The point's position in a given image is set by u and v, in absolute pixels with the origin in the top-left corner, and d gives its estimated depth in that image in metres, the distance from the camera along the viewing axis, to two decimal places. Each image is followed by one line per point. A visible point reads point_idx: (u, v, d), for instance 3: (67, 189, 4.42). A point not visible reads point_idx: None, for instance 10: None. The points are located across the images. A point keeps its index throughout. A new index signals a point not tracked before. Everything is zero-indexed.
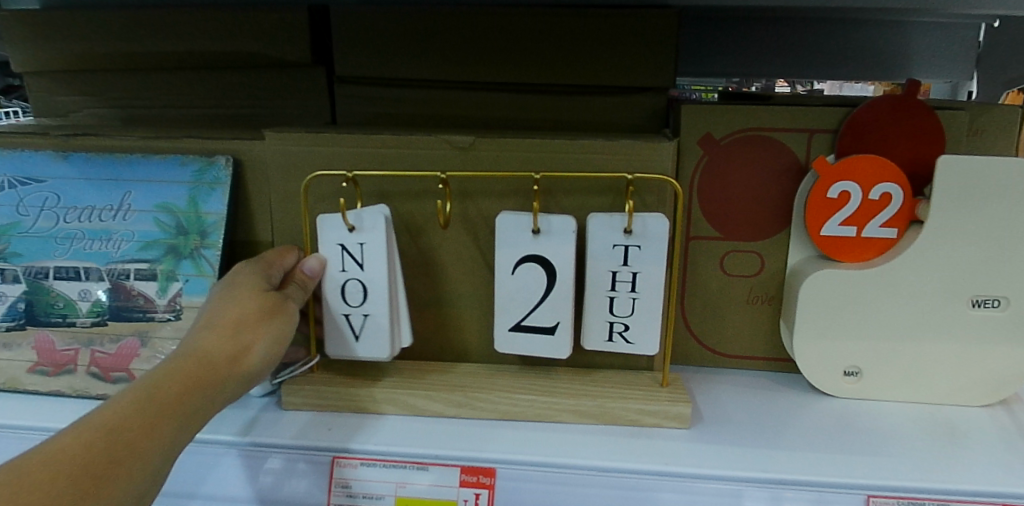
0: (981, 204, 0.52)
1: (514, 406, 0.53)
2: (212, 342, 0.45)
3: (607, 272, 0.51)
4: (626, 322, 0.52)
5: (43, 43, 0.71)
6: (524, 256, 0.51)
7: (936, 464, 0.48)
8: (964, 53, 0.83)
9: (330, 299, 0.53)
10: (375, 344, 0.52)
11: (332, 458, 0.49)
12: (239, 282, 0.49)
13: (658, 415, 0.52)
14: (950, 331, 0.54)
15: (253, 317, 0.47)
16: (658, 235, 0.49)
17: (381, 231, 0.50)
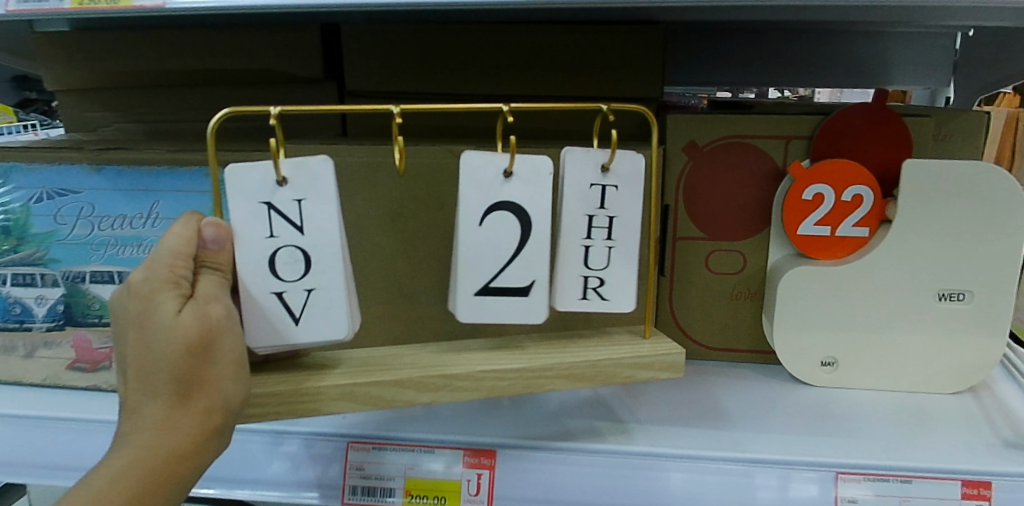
0: (942, 203, 0.57)
1: (500, 382, 0.45)
2: (172, 408, 0.37)
3: (584, 218, 0.44)
4: (601, 276, 0.46)
5: (76, 64, 0.77)
6: (495, 204, 0.42)
7: (902, 445, 0.52)
8: (942, 61, 0.87)
9: (256, 275, 0.40)
10: (323, 324, 0.41)
11: (348, 442, 0.53)
12: (155, 314, 0.37)
13: (649, 368, 0.46)
14: (919, 323, 0.59)
15: (202, 362, 0.37)
16: (638, 176, 0.44)
17: (327, 183, 0.39)
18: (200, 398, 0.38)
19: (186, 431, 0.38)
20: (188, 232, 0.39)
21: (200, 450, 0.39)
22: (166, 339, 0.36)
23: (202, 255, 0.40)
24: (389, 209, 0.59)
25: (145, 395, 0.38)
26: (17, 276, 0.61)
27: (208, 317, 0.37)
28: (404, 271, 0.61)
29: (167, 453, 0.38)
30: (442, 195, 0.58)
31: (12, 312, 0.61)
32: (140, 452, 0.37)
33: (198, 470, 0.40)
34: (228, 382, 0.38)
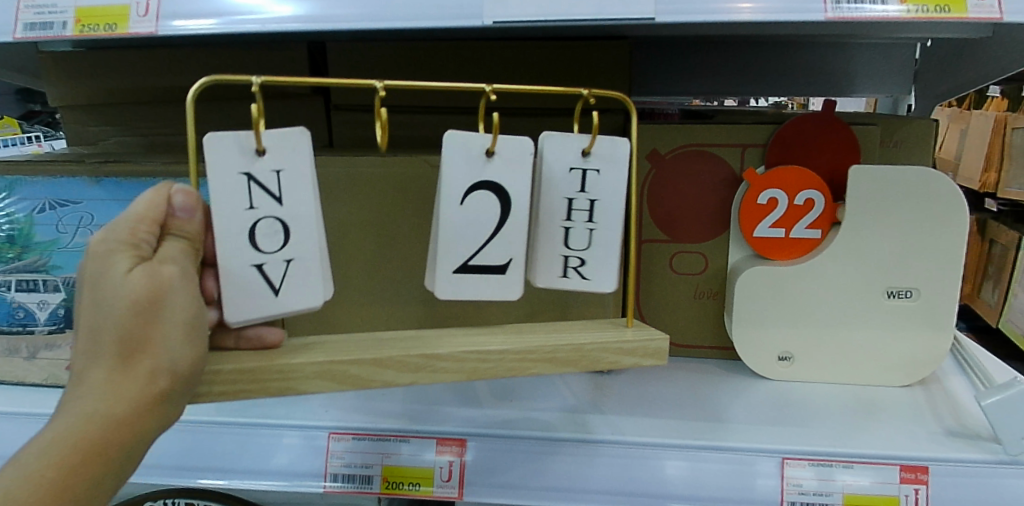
0: (889, 206, 0.60)
1: (484, 364, 0.44)
2: (114, 374, 0.35)
3: (564, 201, 0.46)
4: (582, 256, 0.47)
5: (77, 81, 0.81)
6: (474, 184, 0.43)
7: (848, 433, 0.55)
8: (904, 70, 0.91)
9: (234, 247, 0.40)
10: (303, 292, 0.42)
11: (327, 434, 0.57)
12: (107, 272, 0.35)
13: (635, 354, 0.46)
14: (869, 319, 0.62)
15: (150, 325, 0.35)
16: (621, 156, 0.46)
17: (305, 154, 0.41)
18: (145, 365, 0.36)
19: (127, 400, 0.35)
20: (158, 197, 0.38)
21: (143, 423, 0.36)
22: (115, 299, 0.35)
23: (171, 221, 0.39)
24: (370, 216, 0.63)
25: (89, 359, 0.36)
26: (21, 282, 0.65)
27: (161, 279, 0.36)
28: (387, 273, 0.65)
29: (106, 424, 0.35)
30: (419, 202, 0.62)
31: (16, 316, 0.65)
32: (78, 421, 0.35)
33: (141, 447, 0.37)
34: (177, 347, 0.36)
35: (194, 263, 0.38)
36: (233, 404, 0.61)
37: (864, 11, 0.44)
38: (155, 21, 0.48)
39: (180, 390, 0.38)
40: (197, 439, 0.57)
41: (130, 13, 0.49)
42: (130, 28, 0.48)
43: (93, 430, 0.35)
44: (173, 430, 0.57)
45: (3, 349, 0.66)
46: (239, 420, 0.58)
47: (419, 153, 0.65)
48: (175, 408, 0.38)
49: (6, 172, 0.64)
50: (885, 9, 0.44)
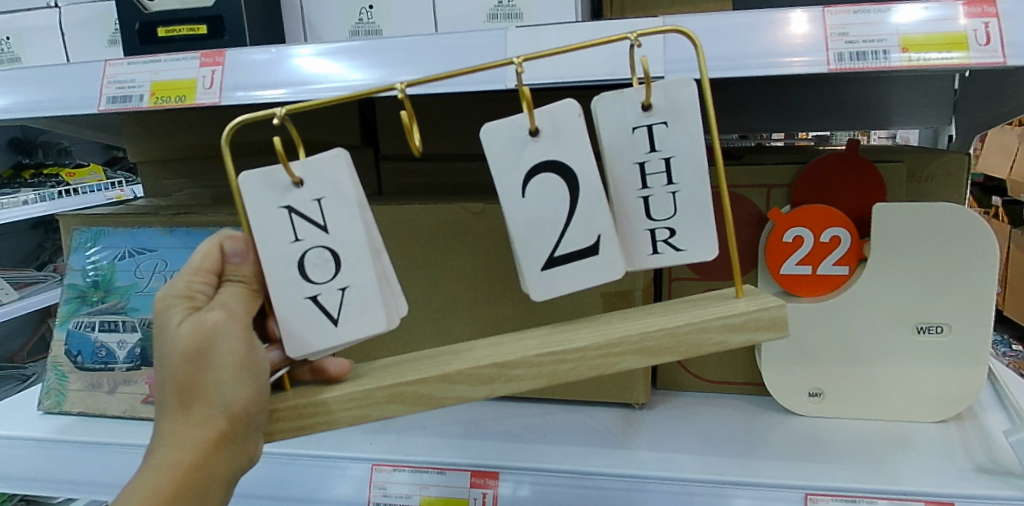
0: (912, 240, 0.61)
1: (561, 365, 0.40)
2: (178, 419, 0.39)
3: (634, 166, 0.41)
4: (670, 226, 0.42)
5: (157, 139, 0.90)
6: (532, 169, 0.40)
7: (876, 470, 0.56)
8: (941, 101, 0.89)
9: (286, 282, 0.41)
10: (360, 321, 0.41)
11: (371, 465, 0.61)
12: (165, 326, 0.39)
13: (745, 330, 0.40)
14: (898, 354, 0.63)
15: (200, 370, 0.38)
16: (686, 102, 0.40)
17: (346, 179, 0.40)
18: (200, 408, 0.39)
19: (191, 441, 0.39)
20: (212, 249, 0.42)
21: (210, 463, 0.40)
22: (169, 349, 0.38)
23: (226, 269, 0.42)
24: (411, 259, 0.69)
25: (162, 405, 0.40)
26: (104, 322, 0.72)
27: (205, 325, 0.38)
28: (429, 312, 0.70)
29: (176, 464, 0.39)
30: (457, 246, 0.67)
31: (98, 354, 0.72)
32: (155, 462, 0.39)
33: (218, 485, 0.41)
34: (226, 386, 0.39)
35: (245, 305, 0.41)
36: (289, 437, 0.66)
37: (867, 62, 0.47)
38: (218, 93, 0.55)
39: (242, 429, 0.40)
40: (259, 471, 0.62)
41: (197, 86, 0.55)
42: (197, 99, 0.55)
43: (167, 470, 0.39)
44: None
45: (86, 384, 0.72)
46: (294, 451, 0.63)
47: (457, 199, 0.70)
48: (241, 445, 0.41)
49: (94, 225, 0.74)
50: (885, 59, 0.47)
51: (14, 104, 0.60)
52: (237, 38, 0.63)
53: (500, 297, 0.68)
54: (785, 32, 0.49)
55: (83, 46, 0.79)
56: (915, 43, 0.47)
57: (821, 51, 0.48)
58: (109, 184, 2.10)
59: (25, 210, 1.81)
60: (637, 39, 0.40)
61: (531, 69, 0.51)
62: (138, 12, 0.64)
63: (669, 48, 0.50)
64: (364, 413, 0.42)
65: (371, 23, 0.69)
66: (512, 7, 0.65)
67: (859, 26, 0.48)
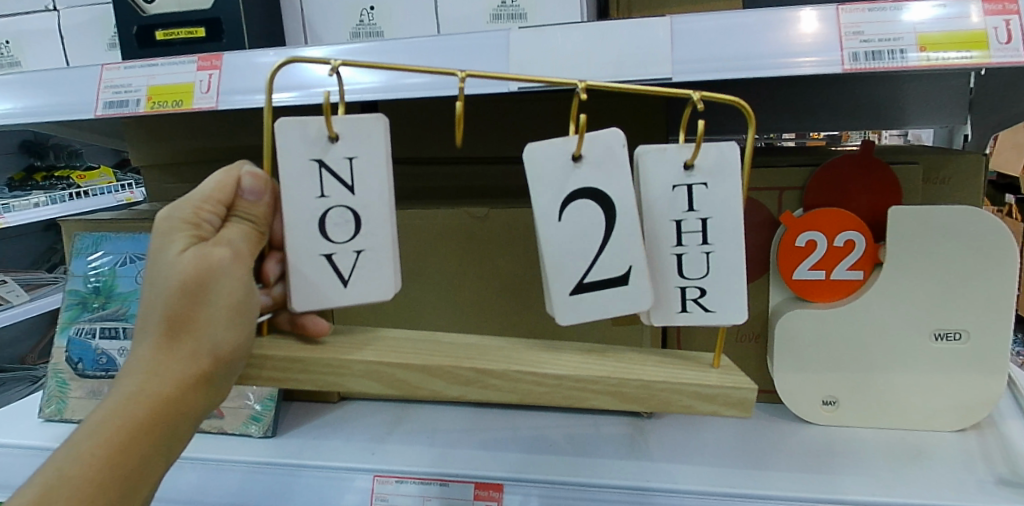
0: (933, 243, 0.59)
1: (538, 387, 0.41)
2: (164, 349, 0.38)
3: (671, 223, 0.40)
4: (701, 286, 0.41)
5: (160, 143, 0.90)
6: (570, 195, 0.39)
7: (891, 481, 0.54)
8: (956, 100, 0.87)
9: (304, 238, 0.40)
10: (371, 286, 0.41)
11: (372, 476, 0.60)
12: (166, 249, 0.38)
13: (713, 402, 0.40)
14: (918, 361, 0.61)
15: (196, 303, 0.37)
16: (731, 167, 0.39)
17: (376, 141, 0.39)
18: (190, 342, 0.38)
19: (175, 374, 0.38)
20: (227, 180, 0.40)
21: (186, 401, 0.38)
22: (170, 275, 0.37)
23: (237, 204, 0.41)
24: (414, 263, 0.67)
25: (143, 333, 0.38)
26: (104, 329, 0.71)
27: (210, 259, 0.38)
28: (431, 318, 0.68)
29: (152, 397, 0.37)
30: (461, 251, 0.66)
31: (99, 361, 0.71)
32: (128, 392, 0.37)
33: (186, 425, 0.39)
34: (222, 325, 0.38)
35: (248, 246, 0.40)
36: (292, 445, 0.65)
37: (883, 62, 0.45)
38: (215, 98, 0.54)
39: (223, 371, 0.40)
40: (263, 480, 0.62)
41: (194, 91, 0.54)
42: (194, 104, 0.54)
43: (140, 403, 0.37)
44: (245, 470, 0.63)
45: (87, 392, 0.71)
46: (298, 461, 0.62)
47: (461, 203, 0.69)
48: (218, 387, 0.40)
49: (95, 230, 0.73)
50: (902, 59, 0.45)
51: (11, 110, 0.59)
52: (236, 40, 0.62)
53: (505, 301, 0.67)
54: (795, 31, 0.47)
55: (85, 50, 0.78)
56: (933, 42, 0.45)
57: (834, 51, 0.46)
58: (118, 186, 2.11)
59: (37, 212, 1.81)
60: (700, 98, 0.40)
61: (534, 68, 0.49)
62: (136, 14, 0.63)
63: (677, 47, 0.48)
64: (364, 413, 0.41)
65: (372, 24, 0.68)
66: (516, 8, 0.64)
67: (874, 24, 0.46)
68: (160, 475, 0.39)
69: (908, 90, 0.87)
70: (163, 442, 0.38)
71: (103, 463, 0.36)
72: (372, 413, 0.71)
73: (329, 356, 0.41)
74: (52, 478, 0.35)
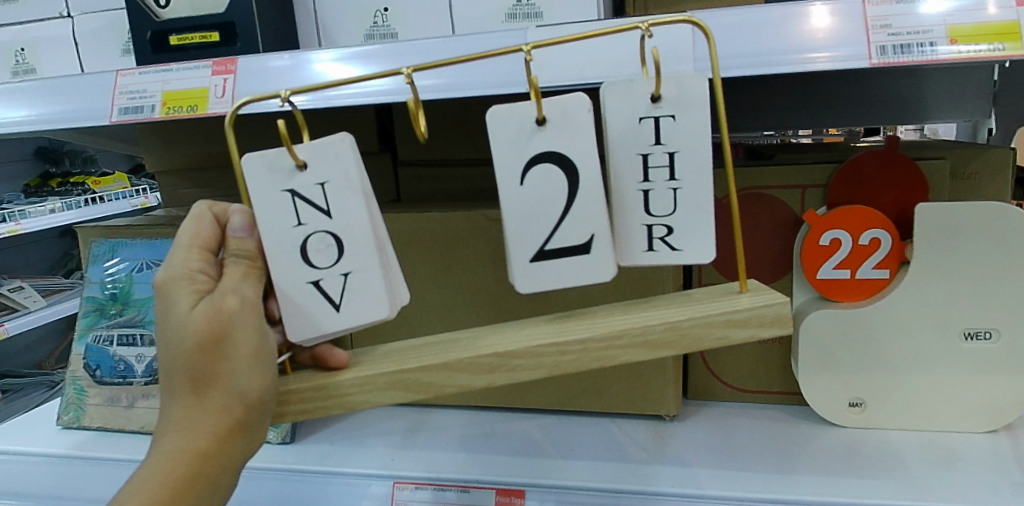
0: (962, 241, 0.57)
1: (564, 357, 0.39)
2: (192, 407, 0.37)
3: (637, 157, 0.39)
4: (667, 224, 0.40)
5: (173, 148, 0.90)
6: (531, 158, 0.38)
7: (924, 485, 0.53)
8: (979, 95, 0.86)
9: (289, 266, 0.39)
10: (362, 307, 0.39)
11: (392, 482, 0.59)
12: (173, 308, 0.37)
13: (748, 325, 0.40)
14: (946, 362, 0.59)
15: (216, 358, 0.37)
16: (697, 98, 0.37)
17: (349, 162, 0.38)
18: (217, 396, 0.37)
19: (208, 429, 0.37)
20: (205, 226, 0.40)
21: (225, 453, 0.38)
22: (183, 334, 0.36)
23: (230, 245, 0.39)
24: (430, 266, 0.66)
25: (170, 392, 0.38)
26: (121, 337, 0.71)
27: (222, 310, 0.36)
28: (449, 322, 0.68)
29: (189, 455, 0.37)
30: (478, 254, 0.65)
31: (117, 368, 0.71)
32: (166, 452, 0.37)
33: (231, 474, 0.39)
34: (246, 375, 0.37)
35: (255, 286, 0.39)
36: (310, 451, 0.65)
37: (912, 55, 0.44)
38: (230, 102, 0.53)
39: (256, 418, 0.39)
40: (282, 487, 0.62)
41: (209, 96, 0.54)
42: (209, 109, 0.53)
43: (180, 461, 0.37)
44: (262, 476, 0.62)
45: (105, 399, 0.71)
46: (316, 467, 0.62)
47: (478, 204, 0.68)
48: (254, 432, 0.39)
49: (110, 237, 0.73)
50: (931, 52, 0.44)
51: (28, 118, 0.59)
52: (250, 44, 0.61)
53: (523, 303, 0.66)
54: (809, 26, 0.46)
55: (98, 57, 0.78)
56: (964, 35, 0.44)
57: (860, 45, 0.45)
58: (132, 192, 2.12)
59: (53, 218, 1.81)
60: (647, 29, 0.39)
61: (553, 69, 0.48)
62: (150, 20, 0.63)
63: (698, 43, 0.47)
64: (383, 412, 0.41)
65: (385, 26, 0.67)
66: (531, 6, 0.63)
67: (900, 16, 0.45)
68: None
69: (932, 85, 0.85)
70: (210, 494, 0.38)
71: None
72: (390, 418, 0.71)
73: (352, 378, 0.41)
74: None
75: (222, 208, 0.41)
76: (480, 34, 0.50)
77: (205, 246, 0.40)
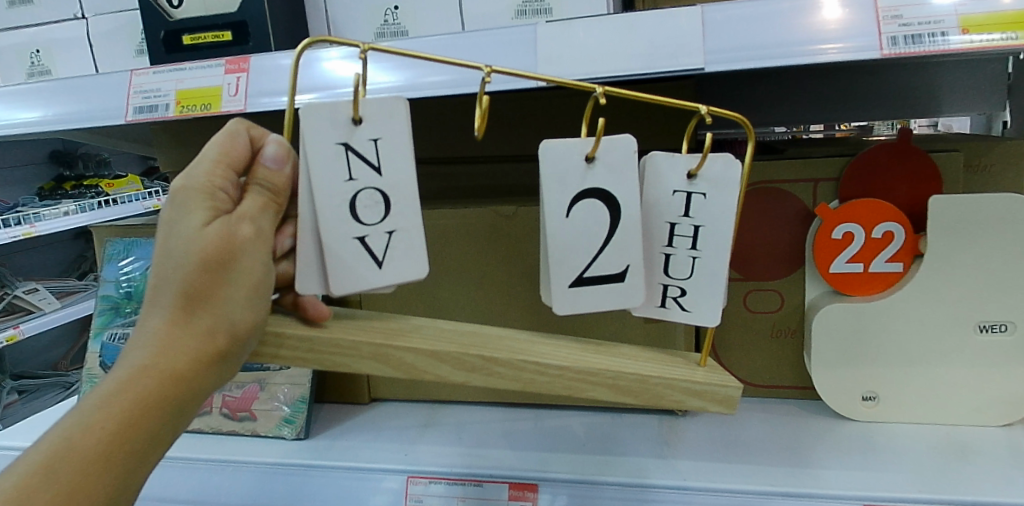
0: (977, 233, 0.57)
1: (541, 377, 0.41)
2: (182, 323, 0.37)
3: (665, 224, 0.40)
4: (683, 286, 0.41)
5: (186, 148, 0.91)
6: (583, 192, 0.38)
7: (939, 478, 0.53)
8: (994, 85, 0.85)
9: (336, 221, 0.38)
10: (405, 267, 0.41)
11: (406, 477, 0.60)
12: (185, 220, 0.37)
13: (700, 398, 0.42)
14: (962, 354, 0.59)
15: (217, 280, 0.37)
16: (733, 180, 0.39)
17: (403, 121, 0.39)
18: (209, 318, 0.37)
19: (192, 350, 0.37)
20: (238, 147, 0.40)
21: (198, 380, 0.38)
22: (191, 249, 0.36)
23: (256, 174, 0.40)
24: (442, 262, 0.67)
25: (158, 305, 0.37)
26: None
27: (236, 237, 0.37)
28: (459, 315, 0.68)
29: (164, 373, 0.37)
30: (488, 249, 0.66)
31: None
32: (142, 364, 0.37)
33: (194, 403, 0.39)
34: (241, 305, 0.38)
35: (271, 222, 0.39)
36: (323, 446, 0.65)
37: (924, 45, 0.43)
38: (244, 100, 0.54)
39: (239, 350, 0.39)
40: (297, 481, 0.62)
41: (223, 94, 0.54)
42: (223, 107, 0.54)
43: (153, 377, 0.37)
44: (273, 470, 0.63)
45: None
46: (329, 462, 0.62)
47: (488, 201, 0.68)
48: (231, 365, 0.40)
49: (126, 236, 0.74)
50: (944, 42, 0.43)
51: (44, 117, 0.59)
52: (262, 43, 0.62)
53: (535, 301, 0.66)
54: (817, 18, 0.45)
55: (113, 57, 0.79)
56: (977, 24, 0.43)
57: (872, 36, 0.44)
58: (146, 194, 2.10)
59: (67, 220, 1.84)
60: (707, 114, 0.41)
61: (563, 64, 0.49)
62: (164, 20, 0.63)
63: (709, 35, 0.47)
64: None
65: (396, 24, 0.67)
66: (541, 3, 0.64)
67: (912, 7, 0.45)
68: (163, 452, 0.39)
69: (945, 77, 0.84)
70: (175, 416, 0.38)
71: (114, 438, 0.35)
72: (403, 413, 0.71)
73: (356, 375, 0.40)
74: (63, 447, 0.34)
75: (260, 133, 0.41)
76: (491, 30, 0.51)
77: (230, 165, 0.39)
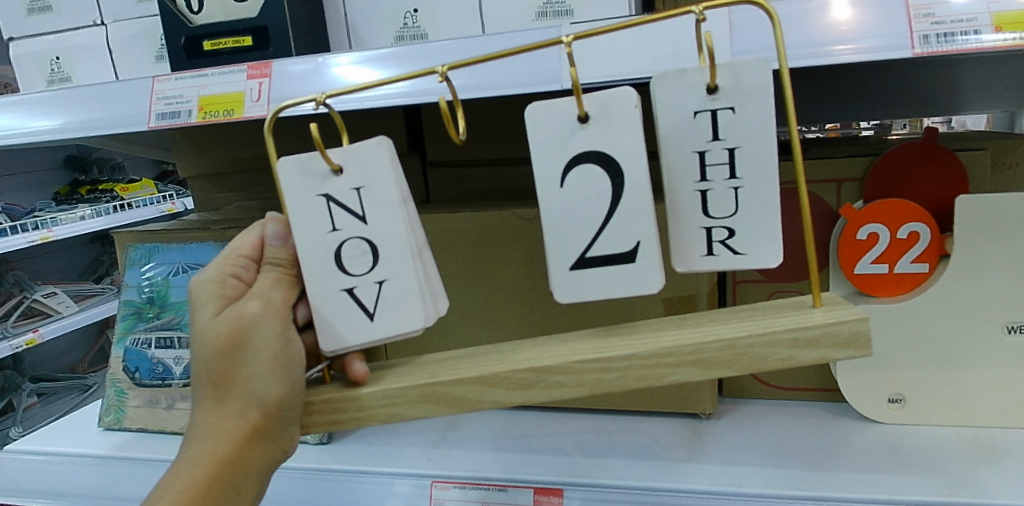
0: (1004, 233, 0.57)
1: (606, 374, 0.38)
2: (216, 410, 0.39)
3: (694, 154, 0.37)
4: (728, 226, 0.38)
5: (204, 153, 0.91)
6: (573, 159, 0.37)
7: (970, 481, 0.52)
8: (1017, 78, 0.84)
9: (322, 272, 0.39)
10: (397, 319, 0.39)
11: (431, 482, 0.60)
12: (200, 314, 0.39)
13: (817, 345, 0.36)
14: (989, 356, 0.58)
15: (236, 363, 0.38)
16: (756, 86, 0.35)
17: (385, 166, 0.37)
18: (235, 401, 0.39)
19: (229, 433, 0.39)
20: (250, 237, 0.42)
21: (247, 458, 0.40)
22: (206, 340, 0.38)
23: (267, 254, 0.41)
24: (462, 265, 0.67)
25: (198, 397, 0.40)
26: (159, 339, 0.72)
27: (242, 317, 0.38)
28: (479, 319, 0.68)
29: (212, 458, 0.39)
30: (509, 252, 0.65)
31: (155, 370, 0.72)
32: (193, 454, 0.40)
33: (254, 479, 0.41)
34: (263, 381, 0.38)
35: (284, 294, 0.40)
36: (346, 452, 0.66)
37: (956, 44, 0.43)
38: (266, 105, 0.54)
39: (278, 424, 0.40)
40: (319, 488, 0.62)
41: (245, 100, 0.54)
42: (245, 113, 0.54)
43: (203, 465, 0.39)
44: (293, 477, 0.63)
45: (145, 401, 0.73)
46: (353, 467, 0.62)
47: (507, 204, 0.68)
48: (276, 439, 0.41)
49: (147, 241, 0.74)
50: (977, 41, 0.43)
51: (64, 124, 0.59)
52: (283, 48, 0.62)
53: (556, 304, 0.66)
54: (828, 18, 0.45)
55: (133, 63, 0.79)
56: (1011, 21, 0.43)
57: (902, 36, 0.44)
58: (160, 198, 2.15)
59: (84, 224, 1.86)
60: (700, 13, 0.39)
61: (589, 68, 0.48)
62: (184, 26, 0.63)
63: (736, 38, 0.46)
64: (398, 411, 0.40)
65: (416, 27, 0.67)
66: (562, 4, 0.63)
67: (942, 5, 0.44)
68: None
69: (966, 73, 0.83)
70: (237, 492, 0.41)
71: None
72: (424, 419, 0.71)
73: (380, 388, 0.40)
74: None
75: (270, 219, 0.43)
76: (515, 33, 0.50)
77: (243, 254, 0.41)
